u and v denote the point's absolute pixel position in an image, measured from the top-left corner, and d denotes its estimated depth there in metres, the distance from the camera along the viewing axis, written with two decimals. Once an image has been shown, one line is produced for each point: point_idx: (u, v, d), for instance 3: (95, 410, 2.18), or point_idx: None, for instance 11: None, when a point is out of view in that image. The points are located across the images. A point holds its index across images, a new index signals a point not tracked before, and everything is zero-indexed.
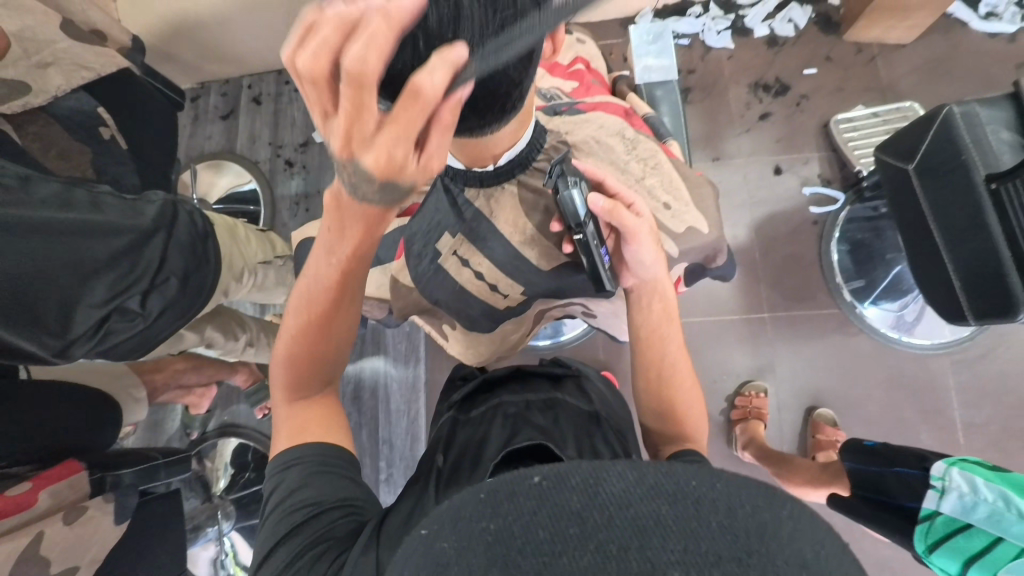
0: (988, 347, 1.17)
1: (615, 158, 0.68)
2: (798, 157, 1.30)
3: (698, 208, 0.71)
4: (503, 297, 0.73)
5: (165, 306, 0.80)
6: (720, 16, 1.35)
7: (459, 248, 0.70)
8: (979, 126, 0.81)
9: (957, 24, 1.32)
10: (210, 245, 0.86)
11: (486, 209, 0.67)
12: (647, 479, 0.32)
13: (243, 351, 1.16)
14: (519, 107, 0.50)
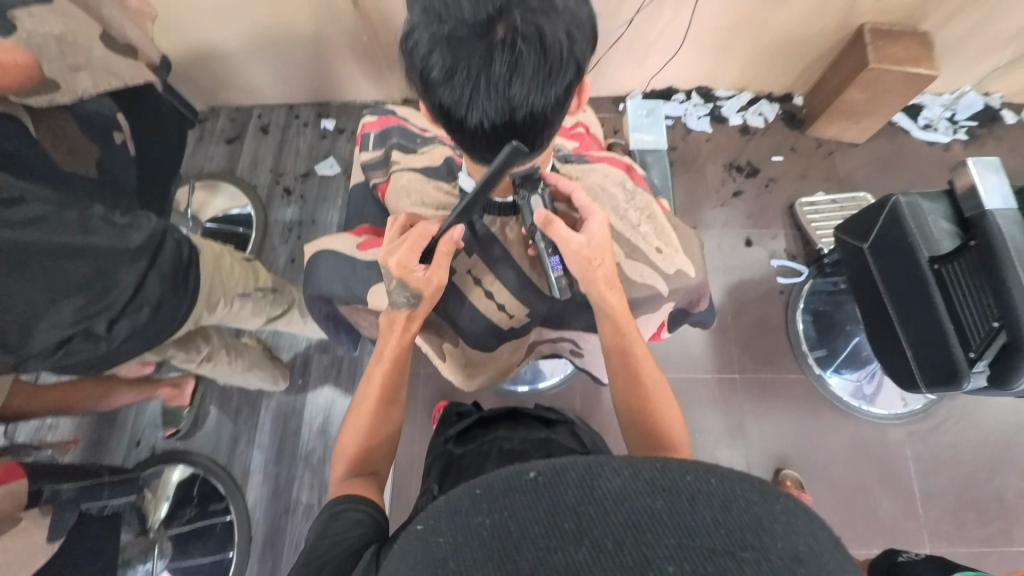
0: (939, 420, 1.25)
1: (612, 200, 0.75)
2: (766, 232, 1.43)
3: (684, 251, 0.75)
4: (509, 316, 0.75)
5: (132, 331, 0.81)
6: (700, 103, 1.52)
7: (474, 268, 0.74)
8: (921, 216, 0.92)
9: (901, 131, 1.52)
10: (192, 273, 0.89)
11: (501, 235, 0.73)
12: (642, 476, 0.27)
13: (210, 366, 1.13)
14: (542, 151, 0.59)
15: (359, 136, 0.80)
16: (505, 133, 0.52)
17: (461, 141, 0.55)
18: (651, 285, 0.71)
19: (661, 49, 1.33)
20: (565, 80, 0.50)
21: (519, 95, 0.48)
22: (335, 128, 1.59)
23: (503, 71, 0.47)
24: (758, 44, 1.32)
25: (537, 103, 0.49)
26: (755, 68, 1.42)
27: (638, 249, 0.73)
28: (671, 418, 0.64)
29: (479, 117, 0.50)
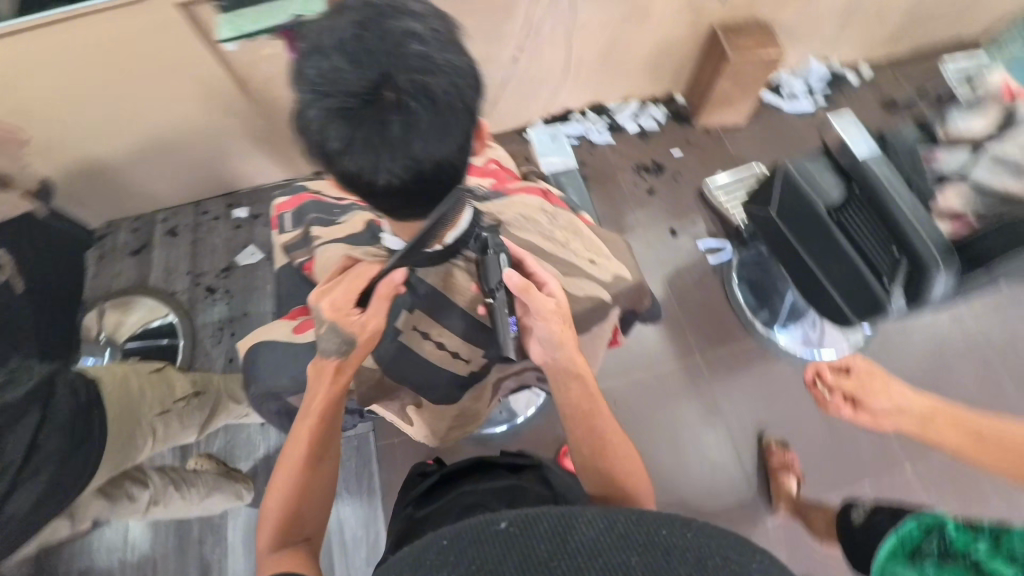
0: (878, 351, 1.36)
1: (539, 226, 0.78)
2: (686, 219, 1.52)
3: (617, 259, 0.81)
4: (466, 360, 0.77)
5: (37, 497, 0.70)
6: (597, 118, 1.63)
7: (421, 324, 0.75)
8: (814, 177, 1.01)
9: (772, 107, 1.70)
10: (97, 413, 0.80)
11: (445, 288, 0.75)
12: (618, 531, 0.27)
13: (159, 508, 1.01)
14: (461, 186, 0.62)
15: (275, 219, 0.80)
16: (418, 185, 0.56)
17: (376, 200, 0.58)
18: (596, 296, 0.74)
19: (550, 77, 1.42)
20: (460, 129, 0.55)
21: (418, 149, 0.52)
22: (249, 215, 1.54)
23: (400, 131, 0.51)
24: (632, 57, 1.45)
25: (439, 153, 0.54)
26: (636, 78, 1.55)
27: (575, 266, 0.77)
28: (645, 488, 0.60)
29: (388, 175, 0.54)
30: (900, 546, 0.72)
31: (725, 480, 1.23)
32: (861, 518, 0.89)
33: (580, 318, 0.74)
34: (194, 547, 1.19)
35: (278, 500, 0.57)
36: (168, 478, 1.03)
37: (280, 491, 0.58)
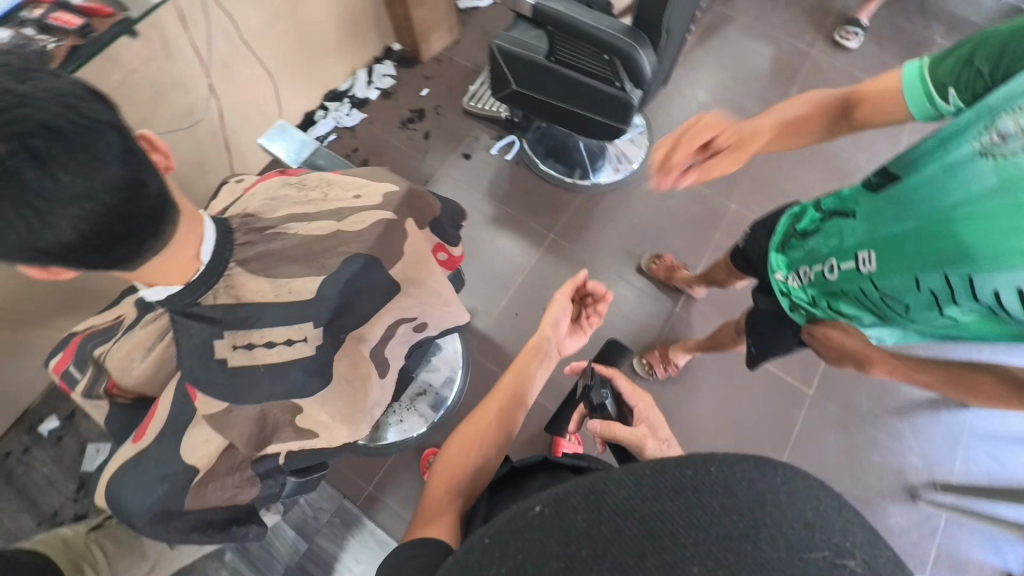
0: (662, 140, 1.61)
1: (288, 199, 0.63)
2: (470, 139, 1.60)
3: (382, 180, 0.71)
4: (304, 342, 0.57)
5: None
6: (338, 105, 1.60)
7: (237, 340, 0.54)
8: (517, 41, 1.13)
9: (472, 9, 1.80)
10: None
11: (238, 296, 0.55)
12: (645, 481, 0.28)
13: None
14: (167, 206, 0.49)
15: (62, 382, 0.67)
16: (114, 220, 0.44)
17: (54, 262, 0.45)
18: (375, 221, 0.62)
19: (264, 94, 1.36)
20: (114, 139, 0.43)
21: (37, 183, 0.39)
22: (61, 418, 1.29)
23: (39, 174, 0.39)
24: (324, 33, 1.43)
25: (111, 177, 0.43)
26: (344, 49, 1.54)
27: (342, 208, 0.64)
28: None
29: (73, 226, 0.42)
30: (779, 236, 0.88)
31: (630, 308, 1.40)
32: (744, 241, 0.98)
33: (380, 248, 0.62)
34: None
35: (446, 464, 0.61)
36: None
37: (451, 464, 0.61)
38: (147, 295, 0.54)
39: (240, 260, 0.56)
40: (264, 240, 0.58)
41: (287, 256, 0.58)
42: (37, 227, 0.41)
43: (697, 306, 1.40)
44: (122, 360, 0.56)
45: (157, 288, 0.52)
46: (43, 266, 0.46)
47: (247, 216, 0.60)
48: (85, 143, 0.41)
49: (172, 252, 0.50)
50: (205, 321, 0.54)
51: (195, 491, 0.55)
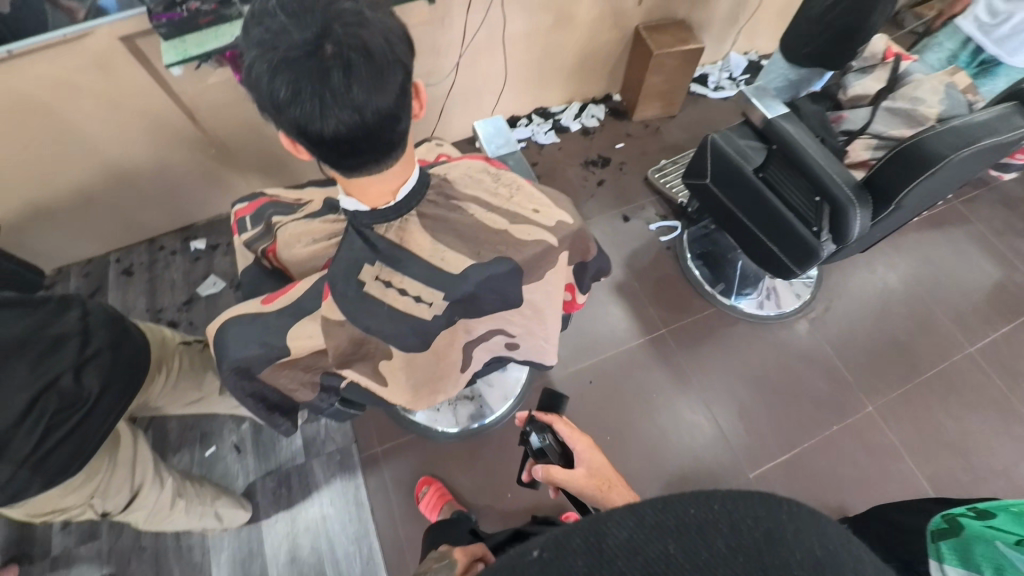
0: (824, 302, 1.47)
1: (480, 181, 0.58)
2: (636, 206, 1.61)
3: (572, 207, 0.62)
4: (429, 308, 0.52)
5: (94, 425, 0.75)
6: (542, 121, 1.71)
7: (382, 272, 0.52)
8: (733, 144, 1.12)
9: (700, 97, 1.83)
10: (113, 389, 0.77)
11: (402, 239, 0.53)
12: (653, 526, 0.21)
13: (168, 511, 0.96)
14: (405, 145, 0.51)
15: (234, 224, 0.77)
16: (364, 140, 0.46)
17: (298, 143, 0.48)
18: (541, 242, 0.54)
19: (492, 86, 1.50)
20: (403, 76, 0.46)
21: (338, 83, 0.42)
22: (207, 246, 1.52)
23: (339, 76, 0.42)
24: (566, 61, 1.55)
25: (385, 104, 0.45)
26: (572, 80, 1.65)
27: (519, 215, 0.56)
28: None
29: (333, 129, 0.44)
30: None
31: (703, 443, 1.27)
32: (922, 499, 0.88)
33: (527, 268, 0.55)
34: None
35: None
36: (182, 483, 0.99)
37: None
38: (345, 205, 0.54)
39: (420, 213, 0.54)
40: (443, 209, 0.54)
41: (459, 226, 0.54)
42: (310, 116, 0.44)
43: (772, 484, 1.24)
44: (294, 236, 0.62)
45: (354, 201, 0.53)
46: (290, 141, 0.49)
47: (439, 180, 0.57)
48: (388, 73, 0.44)
49: (383, 180, 0.51)
50: (360, 239, 0.53)
51: (274, 368, 0.55)
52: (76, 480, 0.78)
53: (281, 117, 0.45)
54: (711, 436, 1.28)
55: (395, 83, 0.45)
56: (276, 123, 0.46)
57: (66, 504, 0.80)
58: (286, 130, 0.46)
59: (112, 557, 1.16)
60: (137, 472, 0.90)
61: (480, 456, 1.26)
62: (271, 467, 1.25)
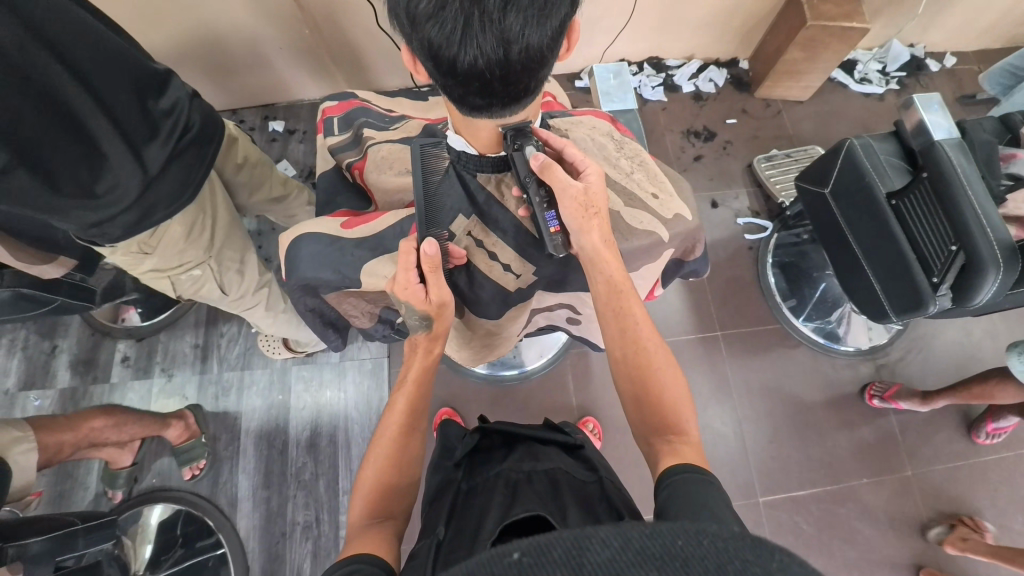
0: (904, 351, 1.33)
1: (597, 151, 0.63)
2: (729, 193, 1.47)
3: (681, 198, 0.65)
4: (514, 277, 0.62)
5: (193, 164, 0.77)
6: (653, 74, 1.54)
7: (475, 229, 0.59)
8: (874, 154, 0.97)
9: (840, 86, 1.59)
10: (208, 136, 0.79)
11: (498, 194, 0.58)
12: (633, 546, 0.32)
13: (279, 306, 1.00)
14: (536, 90, 0.48)
15: (320, 123, 0.71)
16: (499, 76, 0.43)
17: (424, 63, 0.45)
18: (650, 233, 0.61)
19: (612, 24, 1.34)
20: (563, 12, 0.42)
21: (493, 7, 0.40)
22: (284, 130, 1.52)
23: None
24: (702, 12, 1.35)
25: (534, 41, 0.42)
26: (701, 36, 1.45)
27: (633, 196, 0.62)
28: (685, 407, 0.59)
29: (472, 57, 0.42)
30: None
31: (724, 455, 1.23)
32: None
33: (627, 254, 0.62)
34: (208, 443, 1.25)
35: (383, 465, 0.53)
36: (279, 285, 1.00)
37: (381, 460, 0.53)
38: (453, 140, 0.55)
39: None
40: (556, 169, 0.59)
41: None
42: (450, 37, 0.41)
43: (788, 516, 1.19)
44: (387, 161, 0.61)
45: (463, 141, 0.54)
46: (416, 59, 0.46)
47: (563, 135, 0.62)
48: (548, 9, 0.41)
49: (499, 124, 0.50)
50: (457, 186, 0.57)
51: (339, 295, 0.58)
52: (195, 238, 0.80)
53: (417, 29, 0.42)
54: (734, 451, 1.23)
55: (551, 22, 0.42)
56: (409, 34, 0.43)
57: (186, 256, 0.81)
58: (417, 45, 0.43)
59: (161, 398, 1.29)
60: (246, 266, 0.92)
61: (502, 403, 1.24)
62: (306, 358, 1.31)
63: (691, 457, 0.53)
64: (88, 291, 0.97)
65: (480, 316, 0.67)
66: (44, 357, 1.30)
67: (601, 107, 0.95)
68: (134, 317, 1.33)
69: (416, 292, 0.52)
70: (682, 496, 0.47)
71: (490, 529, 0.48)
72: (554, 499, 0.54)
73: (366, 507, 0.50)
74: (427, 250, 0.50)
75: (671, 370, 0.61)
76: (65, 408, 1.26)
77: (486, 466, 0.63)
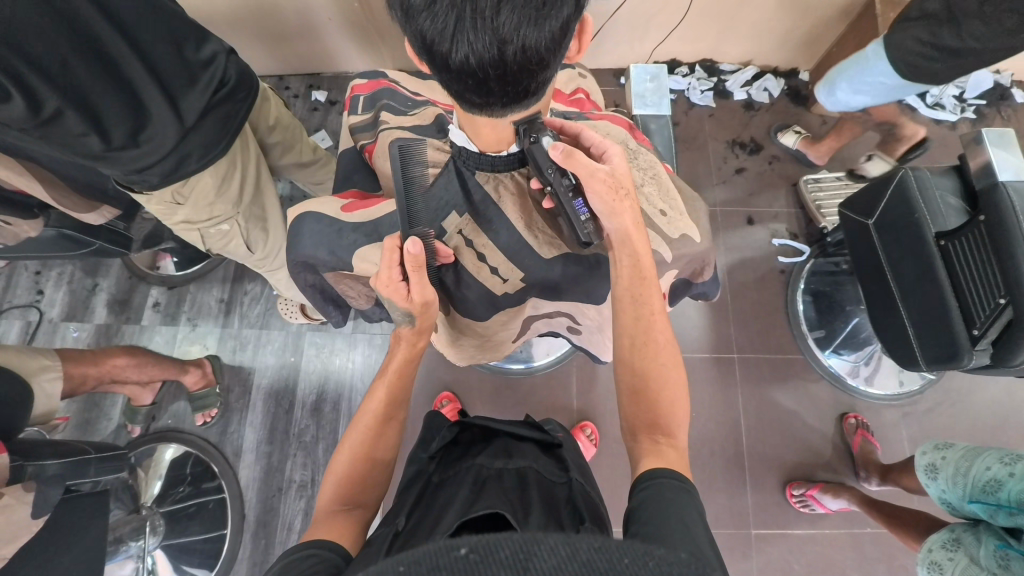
0: (934, 401, 1.24)
1: None
2: (768, 211, 1.40)
3: (692, 218, 0.63)
4: (502, 281, 0.61)
5: (228, 116, 0.76)
6: (704, 78, 1.47)
7: (466, 229, 0.57)
8: (927, 187, 0.90)
9: (907, 109, 1.47)
10: (245, 89, 0.79)
11: (495, 195, 0.56)
12: (579, 557, 0.32)
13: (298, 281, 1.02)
14: (540, 93, 0.47)
15: (347, 100, 0.71)
16: (495, 75, 0.42)
17: (422, 57, 0.45)
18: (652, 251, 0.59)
19: (665, 23, 1.28)
20: (566, 13, 0.41)
21: (488, 7, 0.39)
22: (326, 100, 1.55)
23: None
24: (765, 17, 1.27)
25: (533, 41, 0.41)
26: (761, 42, 1.37)
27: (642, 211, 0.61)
28: (679, 410, 0.58)
29: (465, 55, 0.41)
30: None
31: (722, 480, 1.19)
32: None
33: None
34: (221, 394, 1.31)
35: (353, 456, 0.54)
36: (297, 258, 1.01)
37: (353, 449, 0.54)
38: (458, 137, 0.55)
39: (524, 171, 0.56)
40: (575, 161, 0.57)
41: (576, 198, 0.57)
42: (446, 34, 0.40)
43: (780, 552, 1.15)
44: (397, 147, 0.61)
45: (464, 136, 0.54)
46: (415, 52, 0.46)
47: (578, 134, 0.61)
48: (548, 13, 0.40)
49: (498, 124, 0.50)
50: (457, 183, 0.56)
51: (337, 275, 0.58)
52: (224, 196, 0.81)
53: (415, 23, 0.41)
54: (733, 479, 1.19)
55: (551, 25, 0.41)
56: (405, 24, 0.43)
57: (217, 209, 0.82)
58: (414, 37, 0.43)
59: (184, 344, 1.36)
60: (270, 237, 0.94)
61: (501, 396, 1.24)
62: (320, 325, 1.35)
63: (673, 459, 0.53)
64: (126, 238, 1.04)
65: (473, 313, 0.67)
66: (85, 292, 1.39)
67: (634, 111, 0.91)
68: (169, 264, 1.39)
69: (398, 289, 0.53)
70: (660, 506, 0.46)
71: (452, 525, 0.48)
72: (525, 501, 0.53)
73: (333, 495, 0.52)
74: (412, 248, 0.50)
75: (666, 388, 0.58)
76: (99, 342, 1.35)
77: (459, 460, 0.64)
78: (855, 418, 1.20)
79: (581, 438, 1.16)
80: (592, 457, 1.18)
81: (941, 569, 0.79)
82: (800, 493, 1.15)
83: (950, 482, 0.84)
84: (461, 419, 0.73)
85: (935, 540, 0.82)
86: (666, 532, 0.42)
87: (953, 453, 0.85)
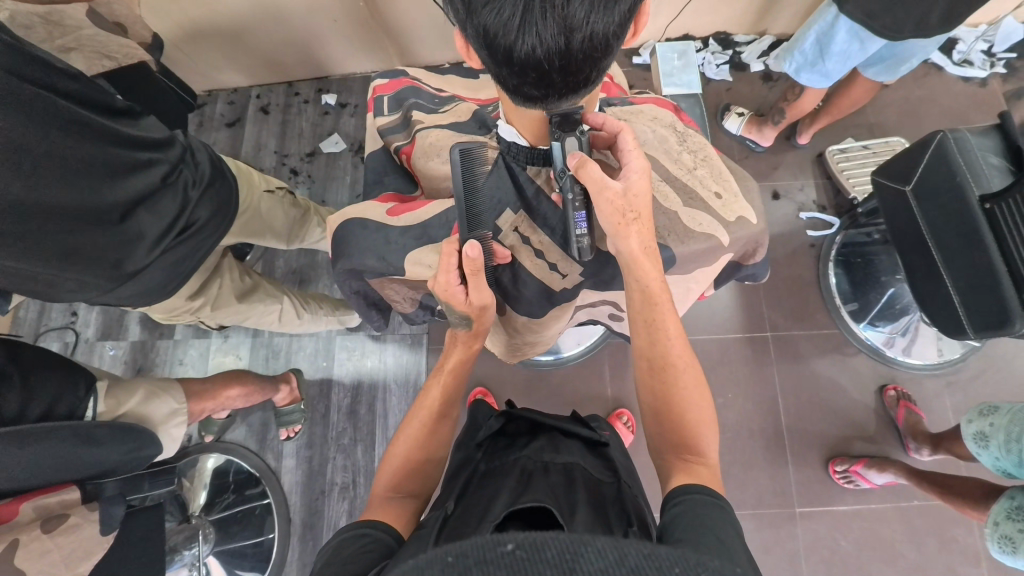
0: (978, 368, 1.21)
1: (663, 144, 0.62)
2: (793, 184, 1.37)
3: (745, 199, 0.62)
4: (562, 276, 0.61)
5: (187, 254, 0.81)
6: (719, 51, 1.43)
7: (521, 225, 0.58)
8: (968, 146, 0.87)
9: (935, 68, 1.41)
10: (212, 221, 0.84)
11: (548, 188, 0.57)
12: (626, 563, 0.31)
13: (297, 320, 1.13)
14: (598, 78, 0.47)
15: (371, 102, 0.71)
16: (558, 66, 0.43)
17: (479, 48, 0.44)
18: (711, 237, 0.58)
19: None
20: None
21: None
22: (337, 104, 1.54)
23: None
24: None
25: (600, 28, 0.41)
26: (778, 11, 1.32)
27: (696, 195, 0.60)
28: (707, 431, 0.57)
29: (532, 45, 0.41)
30: None
31: (764, 460, 1.18)
32: None
33: (683, 257, 0.60)
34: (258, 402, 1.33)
35: (404, 445, 0.55)
36: (302, 302, 1.12)
37: (404, 444, 0.55)
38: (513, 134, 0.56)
39: None
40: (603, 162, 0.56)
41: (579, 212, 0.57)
42: (511, 26, 0.40)
43: (827, 530, 1.14)
44: (437, 145, 0.62)
45: (513, 131, 0.55)
46: (469, 42, 0.46)
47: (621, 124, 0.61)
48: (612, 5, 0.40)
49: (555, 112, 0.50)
50: (507, 180, 0.57)
51: (382, 280, 0.58)
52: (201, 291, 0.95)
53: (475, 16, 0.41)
54: (774, 457, 1.18)
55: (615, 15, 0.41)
56: (465, 20, 0.43)
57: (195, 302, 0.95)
58: (472, 30, 0.43)
59: (218, 356, 1.38)
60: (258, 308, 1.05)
61: (535, 389, 1.24)
62: (350, 329, 1.36)
63: (705, 478, 0.52)
64: None
65: (520, 310, 0.66)
66: (117, 311, 1.41)
67: (661, 91, 0.89)
68: None
69: (456, 294, 0.53)
70: (692, 520, 0.45)
71: (500, 521, 0.48)
72: (572, 499, 0.53)
73: (383, 483, 0.52)
74: (470, 252, 0.49)
75: (700, 393, 0.58)
76: (137, 359, 1.38)
77: (503, 451, 0.64)
78: (896, 389, 1.18)
79: (619, 425, 1.16)
80: (630, 443, 1.18)
81: (1013, 544, 0.78)
82: (843, 469, 1.13)
83: (1003, 450, 0.82)
84: (507, 411, 0.74)
85: (999, 514, 0.81)
86: (701, 547, 0.40)
87: (998, 419, 0.84)
